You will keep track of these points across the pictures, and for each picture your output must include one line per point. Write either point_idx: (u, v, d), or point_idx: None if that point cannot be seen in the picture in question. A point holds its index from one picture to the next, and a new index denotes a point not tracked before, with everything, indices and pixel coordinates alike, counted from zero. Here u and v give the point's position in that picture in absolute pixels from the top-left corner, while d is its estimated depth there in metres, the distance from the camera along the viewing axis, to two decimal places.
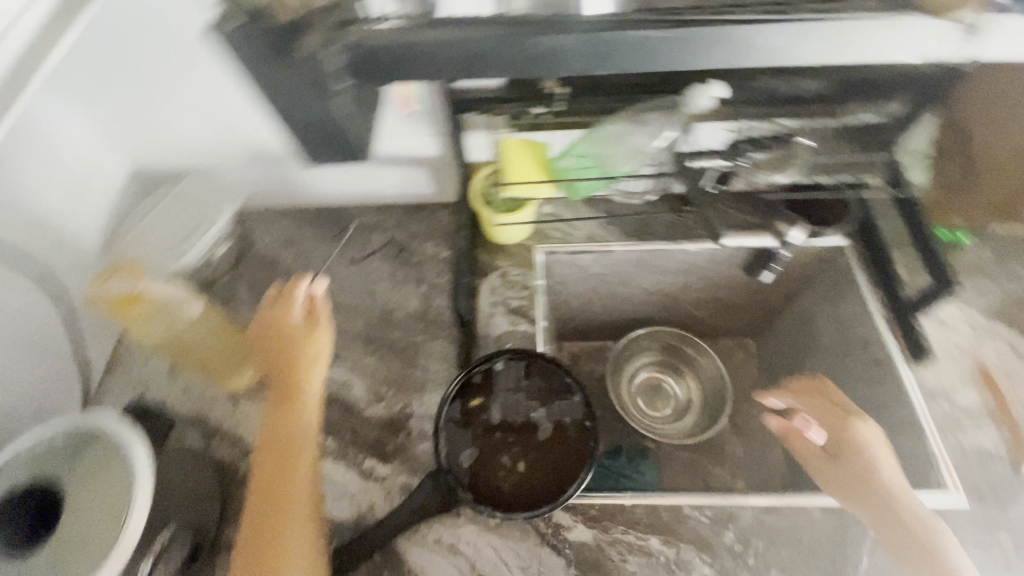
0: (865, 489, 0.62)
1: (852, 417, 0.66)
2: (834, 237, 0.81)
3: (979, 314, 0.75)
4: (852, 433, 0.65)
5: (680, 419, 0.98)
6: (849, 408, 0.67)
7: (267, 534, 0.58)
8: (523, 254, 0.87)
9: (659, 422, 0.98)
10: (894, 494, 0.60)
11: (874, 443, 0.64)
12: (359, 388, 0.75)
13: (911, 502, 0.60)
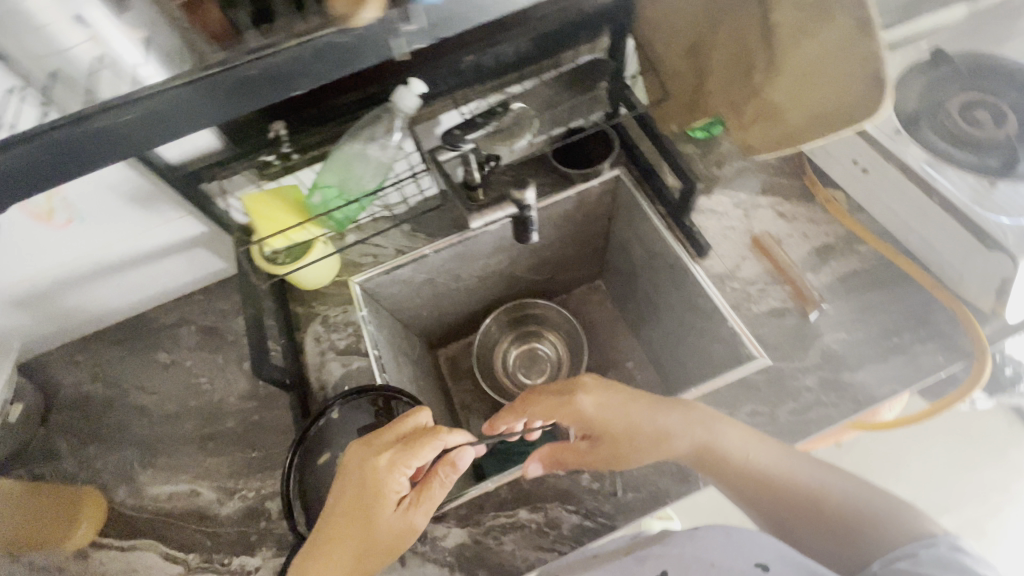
0: (639, 448, 0.61)
1: (570, 397, 0.62)
2: (605, 171, 0.88)
3: (740, 193, 0.84)
4: (580, 413, 0.62)
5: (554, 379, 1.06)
6: (563, 391, 0.63)
7: None
8: (338, 291, 0.85)
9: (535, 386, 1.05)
10: (658, 437, 0.60)
11: (594, 412, 0.61)
12: (208, 490, 0.73)
13: (689, 429, 0.59)
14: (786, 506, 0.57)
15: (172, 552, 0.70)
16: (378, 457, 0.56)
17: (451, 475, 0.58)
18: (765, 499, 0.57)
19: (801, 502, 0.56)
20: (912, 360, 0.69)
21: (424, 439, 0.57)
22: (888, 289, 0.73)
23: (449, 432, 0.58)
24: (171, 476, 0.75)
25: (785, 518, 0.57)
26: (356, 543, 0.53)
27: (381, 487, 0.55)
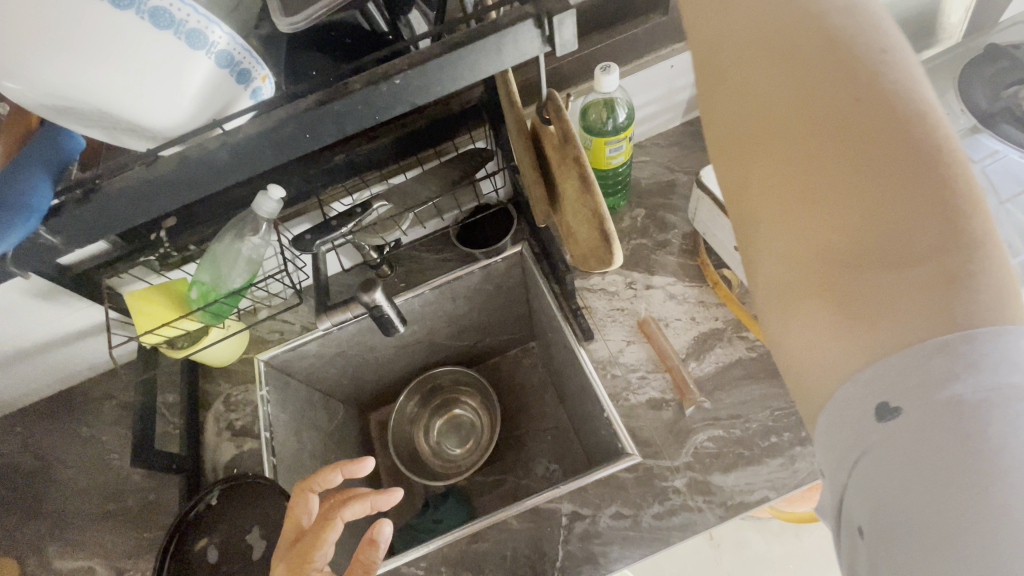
0: None
1: None
2: (506, 247, 0.88)
3: (634, 271, 0.82)
4: None
5: (475, 447, 1.08)
6: None
7: None
8: (245, 369, 0.89)
9: (459, 454, 1.08)
10: None
11: None
12: (103, 567, 0.77)
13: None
14: (853, 165, 0.30)
15: None
16: (281, 564, 0.57)
17: (370, 553, 0.54)
18: (789, 158, 0.32)
19: (868, 157, 0.30)
20: (789, 463, 0.64)
21: (312, 531, 0.57)
22: (770, 383, 0.70)
23: (335, 516, 0.57)
24: (72, 553, 0.79)
25: (809, 186, 0.31)
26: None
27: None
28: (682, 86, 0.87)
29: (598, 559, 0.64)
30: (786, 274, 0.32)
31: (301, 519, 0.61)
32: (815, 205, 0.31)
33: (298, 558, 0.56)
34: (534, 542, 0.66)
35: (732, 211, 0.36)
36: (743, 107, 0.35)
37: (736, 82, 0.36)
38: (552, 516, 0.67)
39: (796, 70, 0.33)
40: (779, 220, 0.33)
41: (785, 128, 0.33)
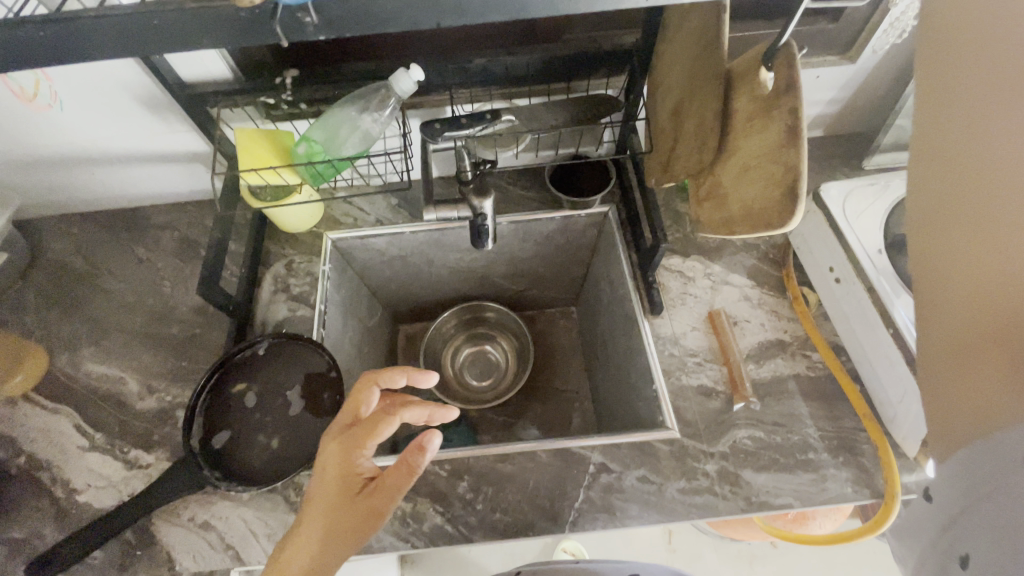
0: None
1: None
2: (594, 205, 0.87)
3: (716, 265, 0.82)
4: None
5: (497, 382, 1.11)
6: None
7: None
8: (312, 241, 0.89)
9: (480, 385, 1.11)
10: None
11: None
12: (134, 382, 0.78)
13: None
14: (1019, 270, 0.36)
15: (82, 426, 0.75)
16: (333, 442, 0.60)
17: (417, 457, 0.59)
18: (971, 252, 0.40)
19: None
20: (819, 481, 0.66)
21: (369, 419, 0.60)
22: (821, 404, 0.71)
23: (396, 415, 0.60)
24: (106, 361, 0.80)
25: (988, 280, 0.38)
26: (319, 529, 0.53)
27: (340, 469, 0.57)
28: (815, 101, 0.87)
29: (615, 512, 0.66)
30: (952, 338, 0.42)
31: (360, 406, 0.63)
32: (983, 296, 0.39)
33: (354, 442, 0.59)
34: (557, 478, 0.68)
35: (919, 278, 0.45)
36: (945, 195, 0.42)
37: (949, 166, 0.42)
38: (580, 462, 0.69)
39: (986, 172, 0.39)
40: (953, 299, 0.41)
41: (966, 228, 0.40)
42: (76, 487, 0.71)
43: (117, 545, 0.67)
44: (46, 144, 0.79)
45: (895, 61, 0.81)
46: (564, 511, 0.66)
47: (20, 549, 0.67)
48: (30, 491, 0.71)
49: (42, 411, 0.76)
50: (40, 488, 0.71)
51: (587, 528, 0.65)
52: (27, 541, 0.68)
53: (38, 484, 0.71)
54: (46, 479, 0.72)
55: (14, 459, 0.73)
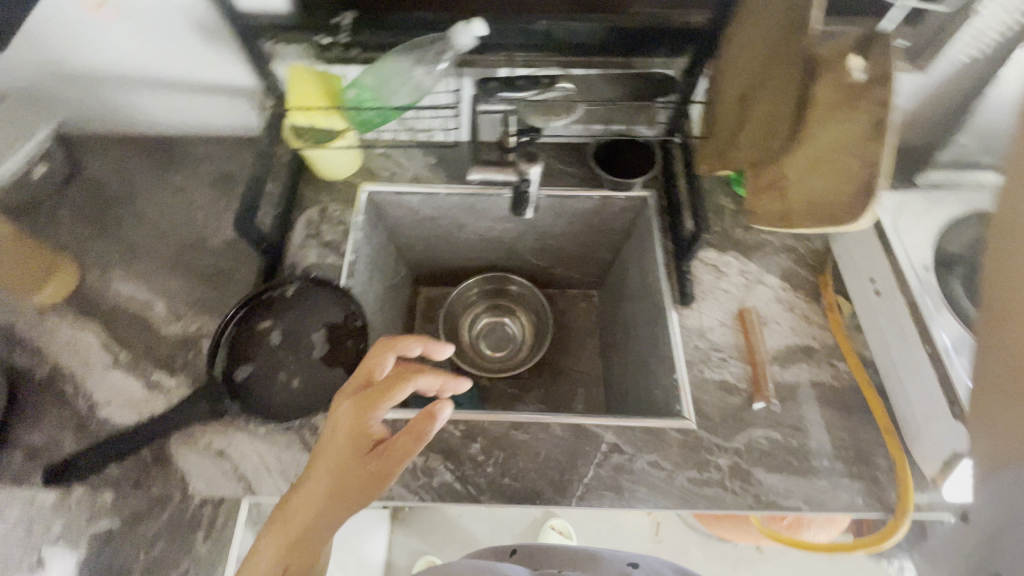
0: None
1: None
2: (636, 188, 0.85)
3: (753, 263, 0.81)
4: None
5: (511, 355, 1.11)
6: None
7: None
8: (348, 190, 0.88)
9: (494, 355, 1.11)
10: None
11: None
12: (161, 307, 0.78)
13: None
14: None
15: (107, 343, 0.76)
16: (344, 400, 0.57)
17: (428, 426, 0.55)
18: None
19: None
20: (830, 488, 0.66)
21: (383, 380, 0.56)
22: (841, 414, 0.70)
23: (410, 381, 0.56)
24: (135, 283, 0.81)
25: None
26: (323, 485, 0.51)
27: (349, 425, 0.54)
28: None
29: (623, 492, 0.66)
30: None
31: (374, 368, 0.58)
32: None
33: (364, 404, 0.55)
34: (569, 452, 0.68)
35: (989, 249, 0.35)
36: None
37: None
38: (594, 440, 0.69)
39: None
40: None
41: None
42: (97, 402, 0.72)
43: (133, 461, 0.68)
44: (97, 59, 0.79)
45: (971, 74, 0.77)
46: (572, 485, 0.66)
47: (39, 454, 0.69)
48: (52, 400, 0.72)
49: (70, 325, 0.77)
50: (63, 398, 0.72)
51: (593, 504, 0.65)
52: (46, 447, 0.70)
53: (60, 394, 0.73)
54: (68, 390, 0.73)
55: (39, 367, 0.74)
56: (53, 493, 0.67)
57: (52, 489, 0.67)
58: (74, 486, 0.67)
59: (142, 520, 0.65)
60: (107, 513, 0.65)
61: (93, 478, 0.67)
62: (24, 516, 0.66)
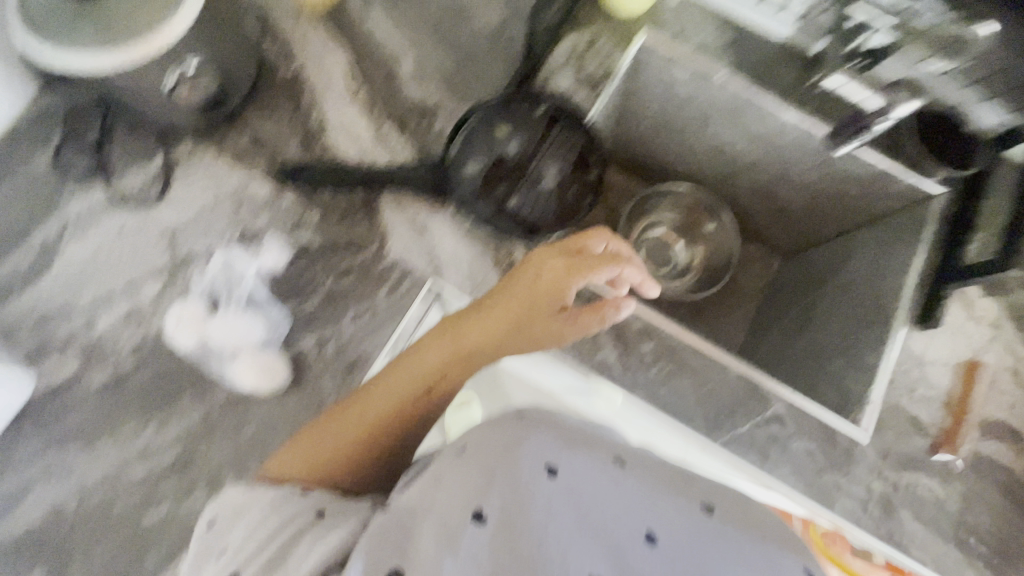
0: None
1: None
2: (932, 181, 0.72)
3: (1009, 322, 0.71)
4: None
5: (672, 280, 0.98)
6: None
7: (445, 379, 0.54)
8: (624, 28, 0.76)
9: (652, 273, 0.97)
10: None
11: None
12: (409, 63, 0.75)
13: None
14: None
15: (349, 74, 0.74)
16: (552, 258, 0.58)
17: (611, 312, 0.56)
18: None
19: None
20: (963, 563, 0.63)
21: (591, 258, 0.57)
22: (1012, 507, 0.65)
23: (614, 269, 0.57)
24: (391, 25, 0.76)
25: None
26: (503, 323, 0.55)
27: (548, 281, 0.56)
28: None
29: (766, 460, 0.64)
30: None
31: (587, 242, 0.59)
32: None
33: (565, 270, 0.57)
34: (734, 400, 0.66)
35: None
36: None
37: None
38: (763, 401, 0.66)
39: None
40: None
41: None
42: (328, 125, 0.72)
43: (343, 195, 0.70)
44: None
45: None
46: (723, 428, 0.65)
47: (266, 147, 0.71)
48: (289, 103, 0.73)
49: (322, 38, 0.75)
50: (297, 107, 0.73)
51: (734, 454, 0.64)
52: (272, 144, 0.72)
53: (296, 101, 0.73)
54: (305, 101, 0.73)
55: (285, 66, 0.74)
56: (267, 188, 0.70)
57: (268, 184, 0.70)
58: (288, 191, 0.69)
59: (337, 251, 0.68)
60: (309, 230, 0.68)
61: (305, 193, 0.70)
62: (237, 195, 0.70)
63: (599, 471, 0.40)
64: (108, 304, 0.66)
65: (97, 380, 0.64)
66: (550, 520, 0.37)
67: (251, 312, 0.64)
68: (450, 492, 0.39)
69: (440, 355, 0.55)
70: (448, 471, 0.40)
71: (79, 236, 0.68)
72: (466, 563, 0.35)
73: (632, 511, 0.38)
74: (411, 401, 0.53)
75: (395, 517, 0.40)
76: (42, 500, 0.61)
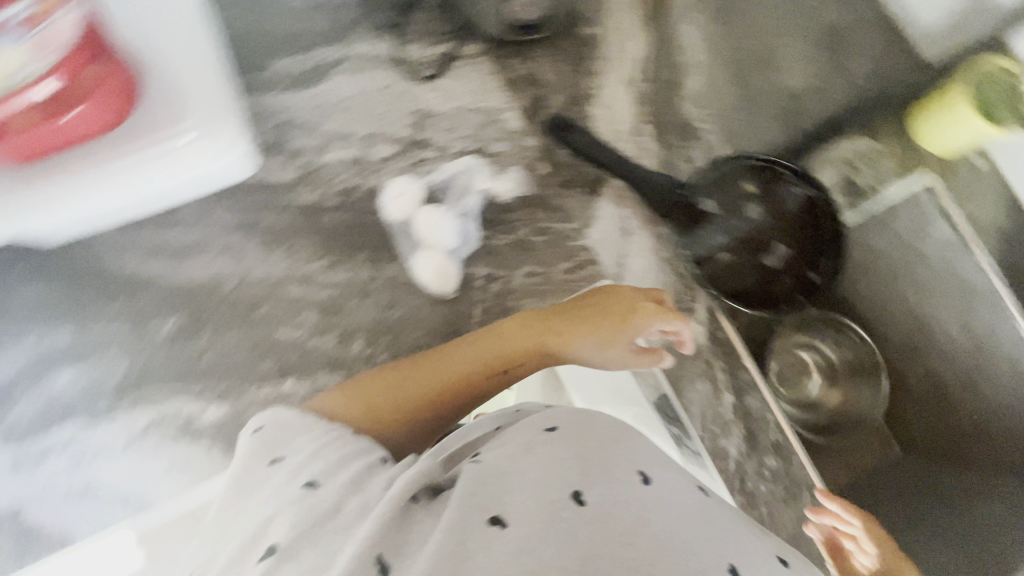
0: None
1: None
2: None
3: None
4: None
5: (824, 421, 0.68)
6: None
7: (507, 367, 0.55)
8: None
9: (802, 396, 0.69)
10: None
11: None
12: (699, 83, 0.74)
13: None
14: None
15: (640, 64, 0.75)
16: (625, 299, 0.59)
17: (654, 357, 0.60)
18: None
19: None
20: None
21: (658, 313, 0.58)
22: None
23: (680, 328, 0.59)
24: (704, 39, 0.75)
25: None
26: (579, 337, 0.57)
27: (627, 318, 0.57)
28: None
29: None
30: None
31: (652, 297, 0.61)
32: None
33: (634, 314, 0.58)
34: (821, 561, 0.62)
35: None
36: None
37: None
38: None
39: None
40: None
41: None
42: (598, 98, 0.74)
43: (577, 166, 0.71)
44: None
45: None
46: None
47: (537, 87, 0.73)
48: (577, 60, 0.75)
49: (637, 18, 0.76)
50: (580, 68, 0.74)
51: None
52: (543, 87, 0.73)
53: (583, 62, 0.75)
54: (590, 66, 0.74)
55: (591, 26, 0.75)
56: (518, 123, 0.72)
57: (520, 120, 0.72)
58: (535, 135, 0.72)
59: (546, 212, 0.70)
60: (534, 180, 0.71)
61: (547, 146, 0.71)
62: (491, 114, 0.72)
63: (685, 487, 0.37)
64: (342, 143, 0.71)
65: (301, 199, 0.69)
66: (644, 517, 0.33)
67: (464, 227, 0.67)
68: (544, 466, 0.35)
69: (518, 346, 0.56)
70: (544, 442, 0.36)
71: (348, 72, 0.73)
72: (568, 538, 0.30)
73: (722, 537, 0.34)
74: (478, 376, 0.54)
75: (482, 474, 0.35)
76: (209, 267, 0.68)
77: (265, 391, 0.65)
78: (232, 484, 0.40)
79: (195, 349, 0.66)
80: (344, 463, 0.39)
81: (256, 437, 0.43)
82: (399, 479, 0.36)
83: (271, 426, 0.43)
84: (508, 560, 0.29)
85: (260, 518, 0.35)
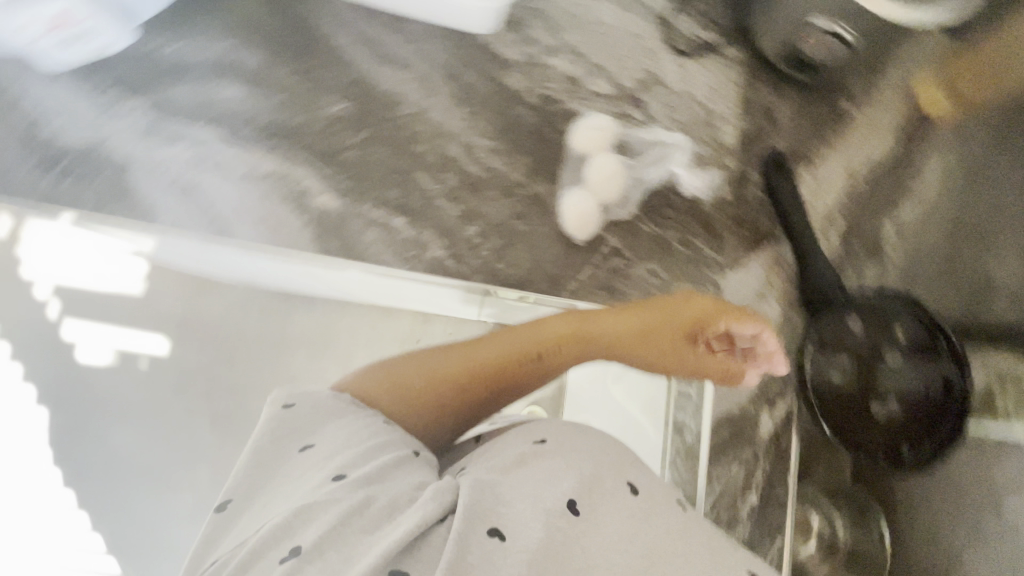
0: None
1: None
2: None
3: None
4: None
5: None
6: None
7: (535, 362, 0.50)
8: None
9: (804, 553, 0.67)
10: None
11: None
12: (913, 216, 0.71)
13: None
14: None
15: (871, 166, 0.72)
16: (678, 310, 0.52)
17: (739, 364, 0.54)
18: None
19: None
20: None
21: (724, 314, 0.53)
22: None
23: (756, 326, 0.52)
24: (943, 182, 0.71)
25: None
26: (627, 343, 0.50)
27: (685, 322, 0.51)
28: None
29: None
30: None
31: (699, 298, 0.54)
32: None
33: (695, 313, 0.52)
34: None
35: None
36: None
37: None
38: None
39: None
40: None
41: None
42: (814, 169, 0.71)
43: (757, 213, 0.69)
44: None
45: None
46: None
47: (769, 123, 0.71)
48: (819, 125, 0.72)
49: (897, 124, 0.72)
50: (817, 133, 0.72)
51: None
52: (774, 127, 0.71)
53: (823, 129, 0.72)
54: (826, 138, 0.72)
55: (851, 104, 0.72)
56: (732, 142, 0.70)
57: (736, 141, 0.70)
58: (739, 163, 0.70)
59: (704, 231, 0.68)
60: (712, 197, 0.68)
61: (744, 178, 0.69)
62: (714, 119, 0.70)
63: (665, 498, 0.37)
64: (573, 56, 0.70)
65: (509, 79, 0.69)
66: (637, 523, 0.33)
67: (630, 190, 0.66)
68: (533, 482, 0.34)
69: (549, 341, 0.50)
70: (534, 455, 0.37)
71: (618, 1, 0.72)
72: (561, 548, 0.30)
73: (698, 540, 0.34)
74: (507, 366, 0.49)
75: (477, 483, 0.33)
76: (398, 82, 0.68)
77: (375, 213, 0.66)
78: (257, 454, 0.38)
79: (344, 141, 0.66)
80: (373, 454, 0.36)
81: (286, 412, 0.40)
82: (426, 490, 0.33)
83: (302, 409, 0.41)
84: (511, 570, 0.28)
85: (284, 512, 0.32)
